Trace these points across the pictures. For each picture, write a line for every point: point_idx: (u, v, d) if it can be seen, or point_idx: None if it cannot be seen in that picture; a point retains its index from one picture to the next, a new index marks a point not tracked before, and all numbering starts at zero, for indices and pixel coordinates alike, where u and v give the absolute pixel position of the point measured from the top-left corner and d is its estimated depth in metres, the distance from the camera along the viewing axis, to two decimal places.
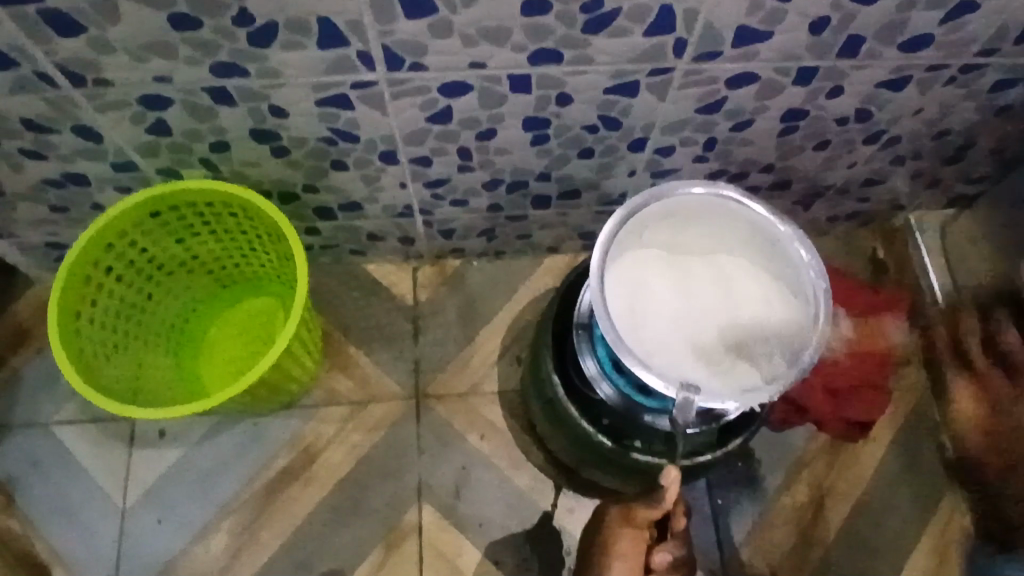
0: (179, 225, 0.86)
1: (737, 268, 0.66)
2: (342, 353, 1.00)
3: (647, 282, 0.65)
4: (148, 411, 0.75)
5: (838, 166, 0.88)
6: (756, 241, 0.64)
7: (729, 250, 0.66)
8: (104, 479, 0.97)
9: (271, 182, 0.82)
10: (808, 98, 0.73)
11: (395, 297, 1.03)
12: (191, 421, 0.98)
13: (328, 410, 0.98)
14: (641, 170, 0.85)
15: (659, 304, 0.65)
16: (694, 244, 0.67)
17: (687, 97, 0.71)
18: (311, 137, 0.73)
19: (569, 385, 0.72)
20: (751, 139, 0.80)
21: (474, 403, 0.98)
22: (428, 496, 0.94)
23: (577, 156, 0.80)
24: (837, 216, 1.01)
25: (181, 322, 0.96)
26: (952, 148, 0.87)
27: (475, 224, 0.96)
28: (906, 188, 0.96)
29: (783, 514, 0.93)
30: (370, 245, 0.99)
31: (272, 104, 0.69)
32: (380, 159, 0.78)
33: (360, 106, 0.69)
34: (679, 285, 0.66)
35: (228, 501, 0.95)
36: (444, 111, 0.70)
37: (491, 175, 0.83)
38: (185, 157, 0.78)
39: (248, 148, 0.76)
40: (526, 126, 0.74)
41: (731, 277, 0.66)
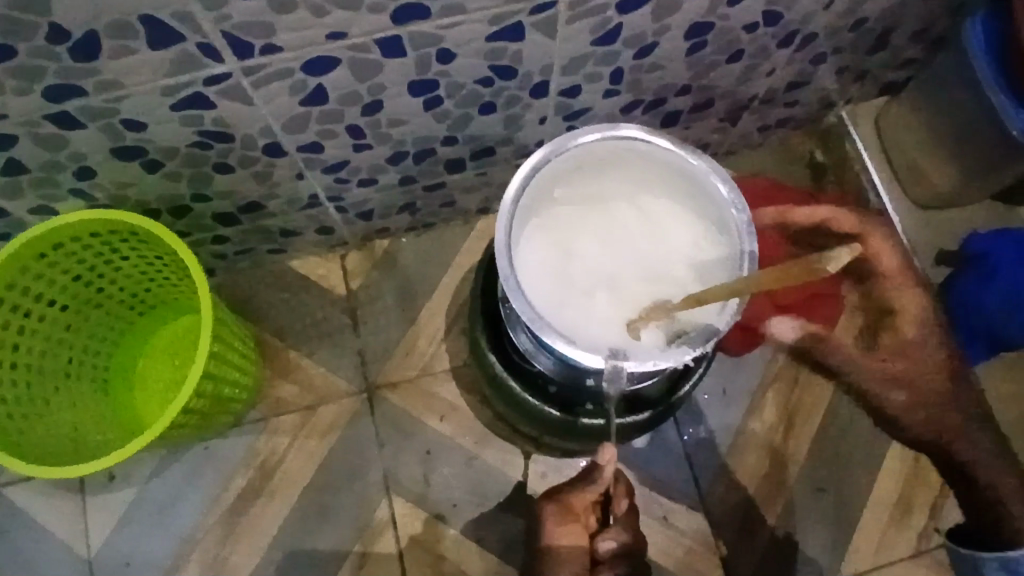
0: (73, 262, 0.79)
1: (662, 209, 0.60)
2: (281, 359, 0.95)
3: (563, 244, 0.60)
4: (73, 470, 0.70)
5: (758, 76, 0.83)
6: (677, 177, 0.58)
7: (651, 191, 0.60)
8: (62, 533, 0.91)
9: (156, 199, 0.75)
10: (710, 10, 0.67)
11: (327, 290, 0.97)
12: (138, 458, 0.93)
13: (278, 421, 0.93)
14: (552, 116, 0.79)
15: (579, 266, 0.59)
16: (613, 191, 0.61)
17: (580, 30, 0.65)
18: (181, 145, 0.66)
19: (508, 360, 0.70)
20: (659, 63, 0.74)
21: (428, 385, 0.95)
22: (397, 488, 0.91)
23: (479, 113, 0.74)
24: (768, 124, 0.97)
25: (106, 360, 0.90)
26: (873, 35, 0.82)
27: (392, 201, 0.90)
28: (833, 84, 0.92)
29: (755, 439, 0.92)
30: (287, 242, 0.93)
31: (124, 119, 0.62)
32: (265, 153, 0.71)
33: (222, 102, 0.62)
34: (604, 239, 0.60)
35: (193, 531, 0.91)
36: (317, 91, 0.63)
37: (392, 148, 0.77)
38: (52, 191, 0.70)
39: (118, 169, 0.69)
40: (414, 92, 0.67)
41: (658, 219, 0.60)
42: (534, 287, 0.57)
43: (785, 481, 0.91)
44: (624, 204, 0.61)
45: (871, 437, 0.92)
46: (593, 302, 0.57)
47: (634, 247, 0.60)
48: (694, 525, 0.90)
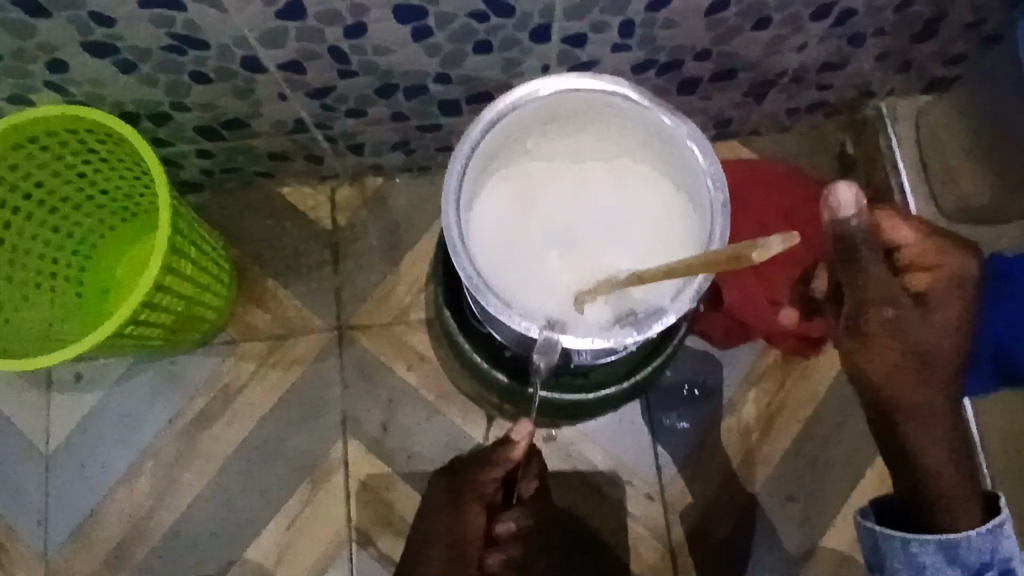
0: (49, 157, 0.78)
1: (634, 175, 0.57)
2: (256, 285, 0.93)
3: (526, 199, 0.56)
4: (14, 363, 0.69)
5: (787, 49, 0.76)
6: (654, 145, 0.54)
7: (626, 154, 0.57)
8: (26, 426, 0.92)
9: (133, 102, 0.73)
10: None
11: (312, 222, 0.95)
12: (106, 364, 0.93)
13: (245, 347, 0.92)
14: (555, 65, 0.74)
15: (540, 225, 0.56)
16: (587, 149, 0.57)
17: None
18: (153, 47, 0.64)
19: (462, 317, 0.66)
20: (674, 20, 0.68)
21: (401, 332, 0.92)
22: (354, 430, 0.90)
23: (473, 52, 0.70)
24: (798, 107, 0.90)
25: (82, 262, 0.89)
26: (922, 19, 0.75)
27: (384, 137, 0.86)
28: (873, 70, 0.84)
29: (729, 437, 0.88)
30: (276, 167, 0.90)
31: (91, 11, 0.59)
32: (243, 67, 0.68)
33: (192, 4, 0.58)
34: (569, 200, 0.57)
35: (149, 442, 0.91)
36: (294, 4, 0.59)
37: (380, 79, 0.73)
38: (26, 80, 0.68)
39: (90, 65, 0.66)
40: (400, 19, 0.63)
41: (629, 185, 0.57)
42: (487, 239, 0.55)
43: (753, 485, 0.87)
44: (597, 165, 0.57)
45: (852, 451, 0.87)
46: (545, 262, 0.55)
47: (599, 211, 0.57)
48: (651, 515, 0.87)
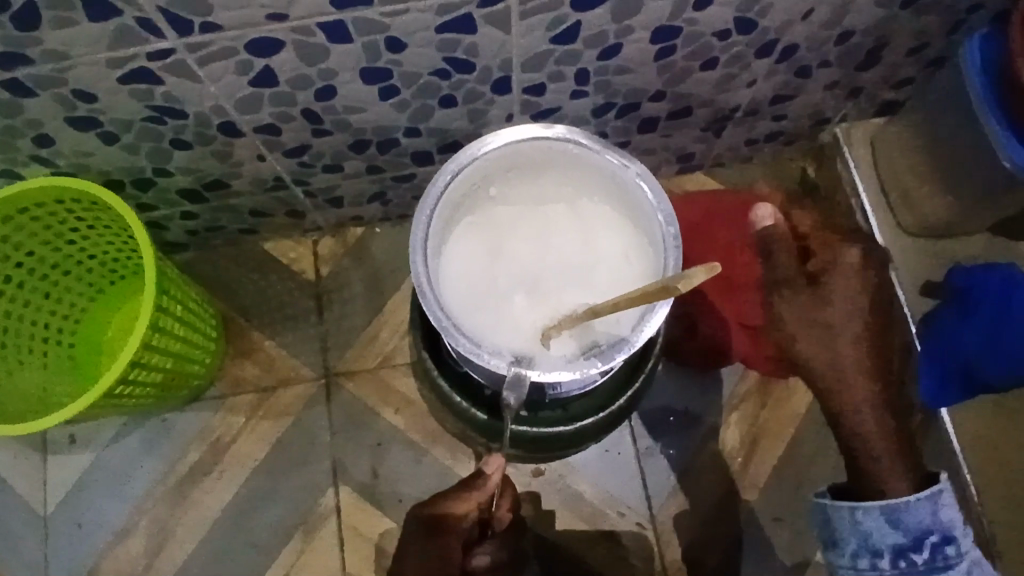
0: (38, 226, 0.81)
1: (594, 215, 0.60)
2: (244, 338, 0.96)
3: (491, 243, 0.59)
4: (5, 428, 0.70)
5: (738, 86, 0.80)
6: (611, 187, 0.58)
7: (586, 196, 0.60)
8: (22, 488, 0.93)
9: (117, 170, 0.76)
10: (675, 13, 0.65)
11: (296, 274, 0.98)
12: (99, 423, 0.94)
13: (234, 400, 0.94)
14: (519, 113, 0.77)
15: (505, 267, 0.59)
16: (549, 193, 0.61)
17: (536, 27, 0.64)
18: (134, 118, 0.67)
19: (440, 359, 0.67)
20: (627, 67, 0.72)
21: (386, 376, 0.94)
22: (345, 476, 0.91)
23: (439, 106, 0.74)
24: (756, 138, 0.94)
25: (72, 325, 0.92)
26: (861, 51, 0.79)
27: (361, 189, 0.89)
28: (823, 100, 0.88)
29: (713, 461, 0.89)
30: (258, 223, 0.93)
31: (74, 89, 0.62)
32: (221, 132, 0.71)
33: (169, 78, 0.62)
34: (534, 241, 0.60)
35: (143, 500, 0.92)
36: (265, 72, 0.63)
37: (353, 136, 0.76)
38: (14, 155, 0.72)
39: (75, 138, 0.70)
40: (368, 80, 0.67)
41: (590, 225, 0.60)
42: (455, 282, 0.57)
43: (740, 509, 0.88)
44: (559, 207, 0.61)
45: (835, 470, 0.89)
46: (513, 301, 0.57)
47: (562, 251, 0.60)
48: (641, 544, 0.87)
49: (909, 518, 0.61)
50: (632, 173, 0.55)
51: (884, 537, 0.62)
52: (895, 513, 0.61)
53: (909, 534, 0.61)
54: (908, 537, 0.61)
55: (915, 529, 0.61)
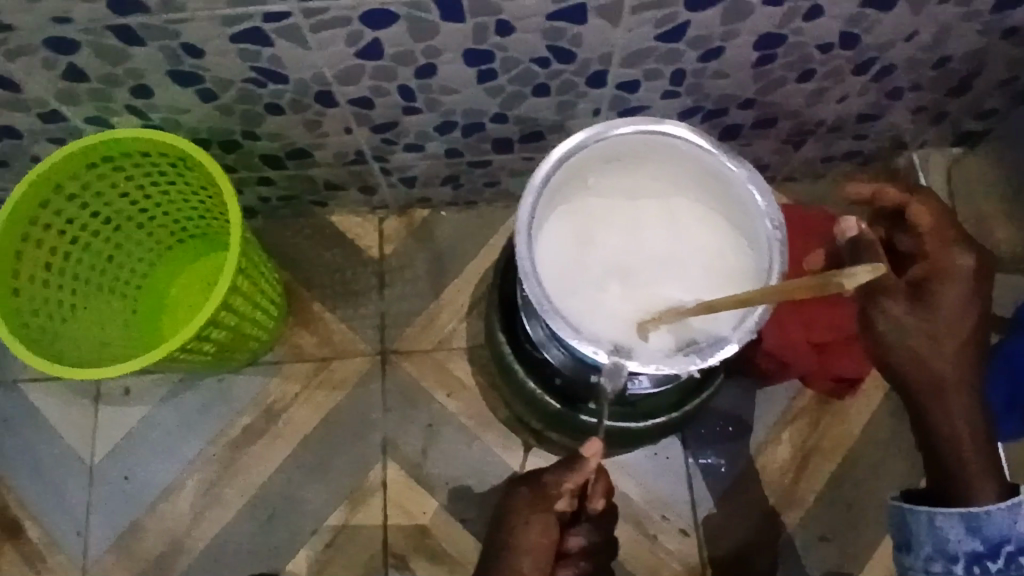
0: (121, 177, 0.82)
1: (688, 213, 0.59)
2: (305, 308, 0.97)
3: (584, 233, 0.58)
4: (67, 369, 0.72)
5: (828, 100, 0.80)
6: (710, 185, 0.57)
7: (681, 193, 0.59)
8: (75, 436, 0.95)
9: (207, 130, 0.77)
10: (784, 21, 0.65)
11: (360, 250, 0.98)
12: (155, 379, 0.96)
13: (290, 368, 0.95)
14: (606, 108, 0.78)
15: (597, 259, 0.58)
16: (643, 187, 0.59)
17: (645, 22, 0.64)
18: (235, 78, 0.67)
19: (517, 344, 0.68)
20: (724, 70, 0.72)
21: (442, 359, 0.95)
22: (394, 454, 0.92)
23: (532, 94, 0.74)
24: (834, 155, 0.93)
25: (138, 280, 0.93)
26: (957, 77, 0.79)
27: (436, 171, 0.90)
28: (908, 124, 0.88)
29: (764, 475, 0.89)
30: (329, 196, 0.94)
31: (183, 43, 0.62)
32: (316, 101, 0.72)
33: (278, 41, 0.62)
34: (626, 235, 0.59)
35: (193, 458, 0.93)
36: (373, 45, 0.64)
37: (441, 117, 0.77)
38: (109, 105, 0.72)
39: (174, 94, 0.70)
40: (469, 61, 0.67)
41: (684, 222, 0.59)
42: (547, 272, 0.56)
43: (787, 524, 0.88)
44: (652, 202, 0.60)
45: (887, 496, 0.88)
46: (606, 294, 0.56)
47: (654, 246, 0.59)
48: (684, 550, 0.87)
49: (985, 524, 0.60)
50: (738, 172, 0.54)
51: (960, 543, 0.61)
52: (971, 516, 0.60)
53: (987, 542, 0.60)
54: (985, 545, 0.60)
55: (993, 537, 0.60)
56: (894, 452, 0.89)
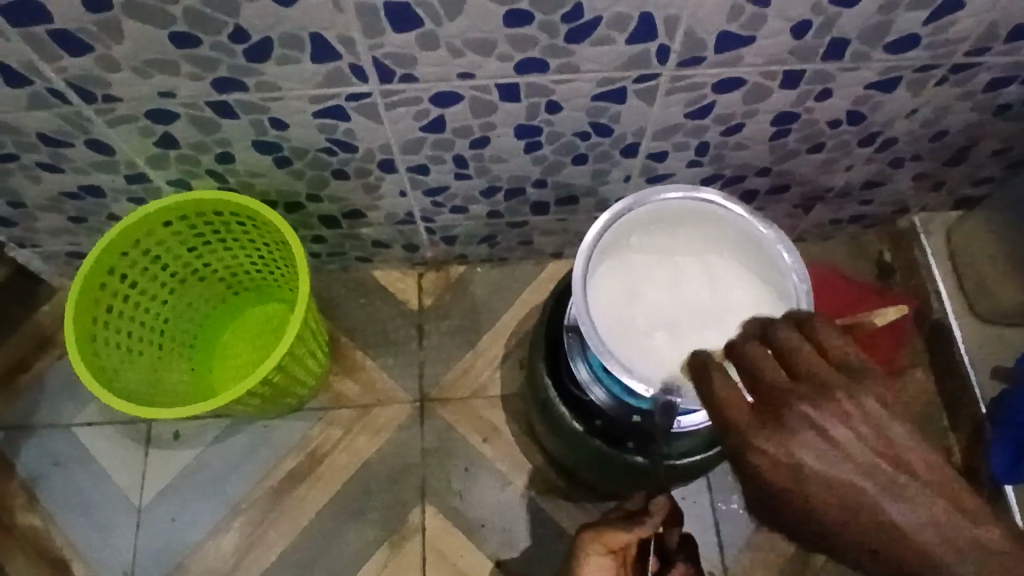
0: (192, 234, 0.88)
1: (722, 268, 0.67)
2: (349, 357, 1.03)
3: (630, 287, 0.67)
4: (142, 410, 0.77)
5: (836, 169, 0.88)
6: (741, 244, 0.65)
7: (715, 250, 0.67)
8: (124, 479, 0.99)
9: (276, 192, 0.85)
10: (798, 101, 0.74)
11: (401, 302, 1.05)
12: (204, 424, 1.01)
13: (334, 414, 1.00)
14: (636, 175, 0.86)
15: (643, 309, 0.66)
16: (681, 246, 0.68)
17: (677, 102, 0.72)
18: (311, 147, 0.76)
19: (562, 387, 0.74)
20: (744, 143, 0.81)
21: (477, 406, 1.00)
22: (432, 497, 0.96)
23: (571, 162, 0.82)
24: (841, 218, 1.01)
25: (196, 328, 0.98)
26: (952, 149, 0.88)
27: (476, 231, 0.98)
28: (908, 190, 0.97)
29: (787, 520, 0.93)
30: (375, 253, 1.02)
31: (272, 117, 0.71)
32: (379, 167, 0.80)
33: (355, 116, 0.71)
34: (668, 289, 0.67)
35: (238, 500, 0.97)
36: (437, 120, 0.72)
37: (488, 182, 0.85)
38: (193, 168, 0.79)
39: (253, 160, 0.78)
40: (519, 134, 0.76)
41: (719, 276, 0.67)
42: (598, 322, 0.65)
43: (812, 567, 0.91)
44: (689, 260, 0.68)
45: None
46: (652, 340, 0.64)
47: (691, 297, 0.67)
48: None
49: None
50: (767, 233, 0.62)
51: None
52: None
53: None
54: None
55: None
56: None
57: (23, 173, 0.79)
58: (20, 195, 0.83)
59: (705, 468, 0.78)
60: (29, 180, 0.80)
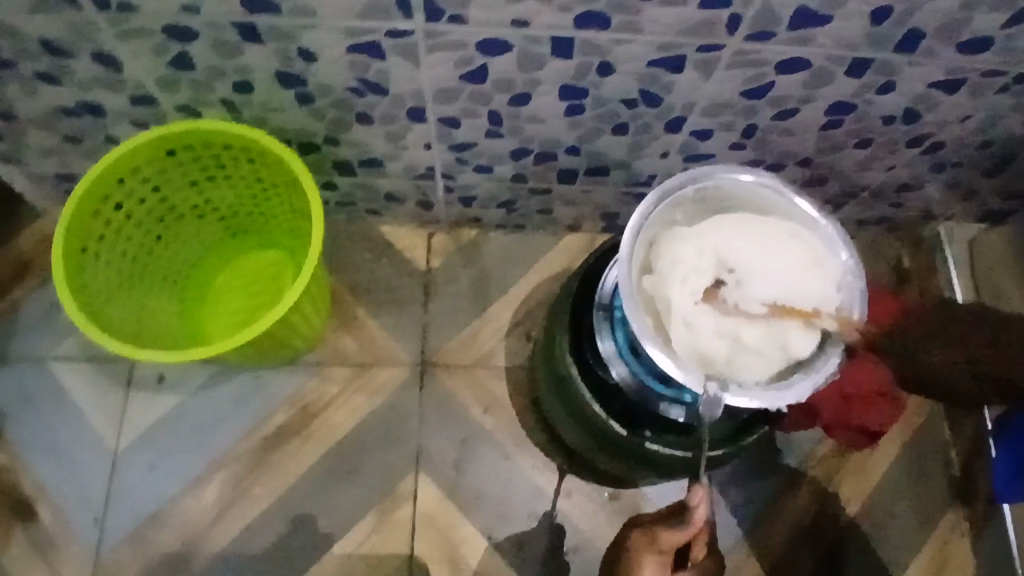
0: (196, 167, 0.82)
1: (798, 264, 0.59)
2: (349, 313, 0.98)
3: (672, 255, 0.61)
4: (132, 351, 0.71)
5: (877, 167, 0.85)
6: (827, 270, 0.59)
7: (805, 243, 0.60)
8: (101, 418, 0.94)
9: (292, 130, 0.79)
10: (858, 91, 0.70)
11: (408, 262, 1.01)
12: (192, 368, 0.96)
13: (330, 370, 0.96)
14: (674, 153, 0.82)
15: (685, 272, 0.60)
16: (783, 225, 0.61)
17: (734, 79, 0.68)
18: (338, 86, 0.70)
19: (585, 368, 0.71)
20: (792, 130, 0.77)
21: (479, 375, 0.97)
22: (426, 467, 0.93)
23: (610, 132, 0.77)
24: (867, 219, 0.98)
25: (190, 268, 0.93)
26: (997, 159, 0.85)
27: (496, 194, 0.93)
28: (941, 197, 0.94)
29: (783, 514, 0.94)
30: (385, 207, 0.97)
31: (300, 47, 0.65)
32: (407, 116, 0.75)
33: (392, 56, 0.65)
34: (727, 236, 0.61)
35: (223, 451, 0.93)
36: (479, 70, 0.67)
37: (519, 144, 0.80)
38: (205, 95, 0.73)
39: (273, 93, 0.72)
40: (562, 95, 0.71)
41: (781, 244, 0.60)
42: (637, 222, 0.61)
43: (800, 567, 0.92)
44: (772, 232, 0.61)
45: (896, 547, 0.93)
46: (673, 259, 0.61)
47: (742, 250, 0.60)
48: None
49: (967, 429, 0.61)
50: (856, 285, 0.59)
51: None
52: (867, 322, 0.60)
53: None
54: None
55: None
56: (904, 503, 0.95)
57: (19, 82, 0.72)
58: (12, 106, 0.76)
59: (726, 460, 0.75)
60: (24, 90, 0.73)
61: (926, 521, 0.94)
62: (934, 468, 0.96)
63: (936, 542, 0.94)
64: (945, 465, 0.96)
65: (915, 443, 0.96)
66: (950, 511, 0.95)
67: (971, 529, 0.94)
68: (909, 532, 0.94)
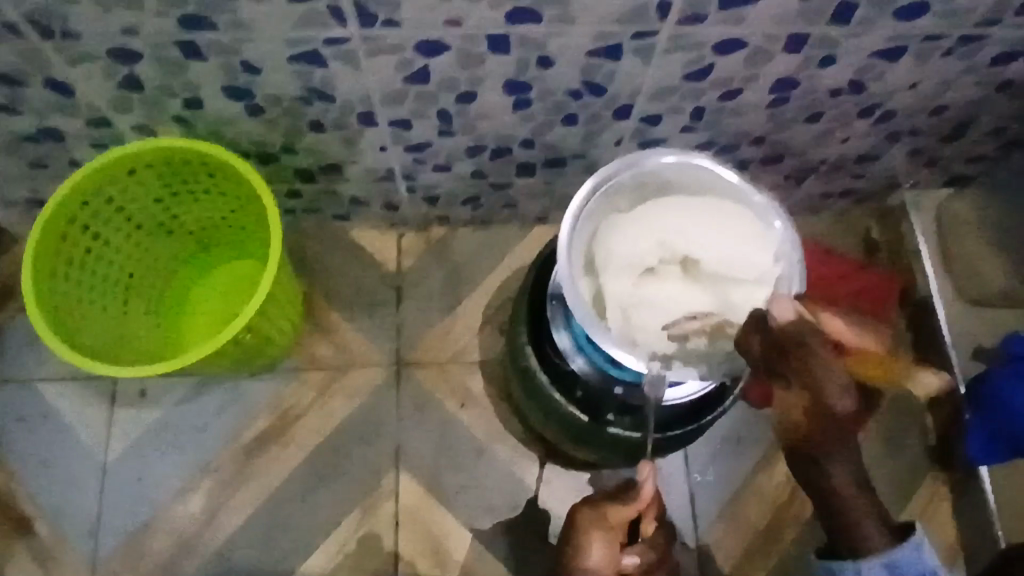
0: (159, 184, 0.84)
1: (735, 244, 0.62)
2: (324, 317, 1.00)
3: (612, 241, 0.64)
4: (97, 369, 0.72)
5: (832, 141, 0.86)
6: (763, 242, 0.62)
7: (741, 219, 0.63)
8: (87, 436, 0.95)
9: (249, 142, 0.80)
10: (800, 67, 0.71)
11: (379, 263, 1.02)
12: (172, 382, 0.97)
13: (308, 374, 0.98)
14: (627, 139, 0.82)
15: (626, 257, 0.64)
16: (717, 204, 0.64)
17: (675, 63, 0.69)
18: (286, 95, 0.71)
19: (543, 358, 0.73)
20: (741, 109, 0.78)
21: (455, 370, 0.98)
22: (406, 463, 0.95)
23: (561, 122, 0.78)
24: (831, 192, 0.99)
25: (163, 283, 0.94)
26: (951, 125, 0.86)
27: (459, 191, 0.94)
28: (902, 166, 0.94)
29: (762, 489, 0.95)
30: (352, 211, 0.98)
31: (244, 60, 0.66)
32: (359, 120, 0.76)
33: (334, 63, 0.66)
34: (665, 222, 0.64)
35: (208, 460, 0.95)
36: (422, 71, 0.68)
37: (473, 140, 0.81)
38: (159, 114, 0.75)
39: (224, 107, 0.73)
40: (508, 90, 0.72)
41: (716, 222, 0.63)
42: (576, 214, 0.64)
43: (781, 540, 0.94)
44: (708, 211, 0.64)
45: None
46: (614, 246, 0.64)
47: (679, 234, 0.64)
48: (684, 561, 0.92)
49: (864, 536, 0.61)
50: (793, 254, 0.62)
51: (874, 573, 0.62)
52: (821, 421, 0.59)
53: None
54: None
55: None
56: (881, 472, 0.96)
57: None
58: None
59: (689, 439, 0.77)
60: None
61: (904, 488, 0.95)
62: (910, 436, 0.97)
63: (914, 508, 0.95)
64: (921, 433, 0.97)
65: (886, 415, 0.97)
66: (928, 476, 0.96)
67: (949, 492, 0.95)
68: (888, 500, 0.95)
